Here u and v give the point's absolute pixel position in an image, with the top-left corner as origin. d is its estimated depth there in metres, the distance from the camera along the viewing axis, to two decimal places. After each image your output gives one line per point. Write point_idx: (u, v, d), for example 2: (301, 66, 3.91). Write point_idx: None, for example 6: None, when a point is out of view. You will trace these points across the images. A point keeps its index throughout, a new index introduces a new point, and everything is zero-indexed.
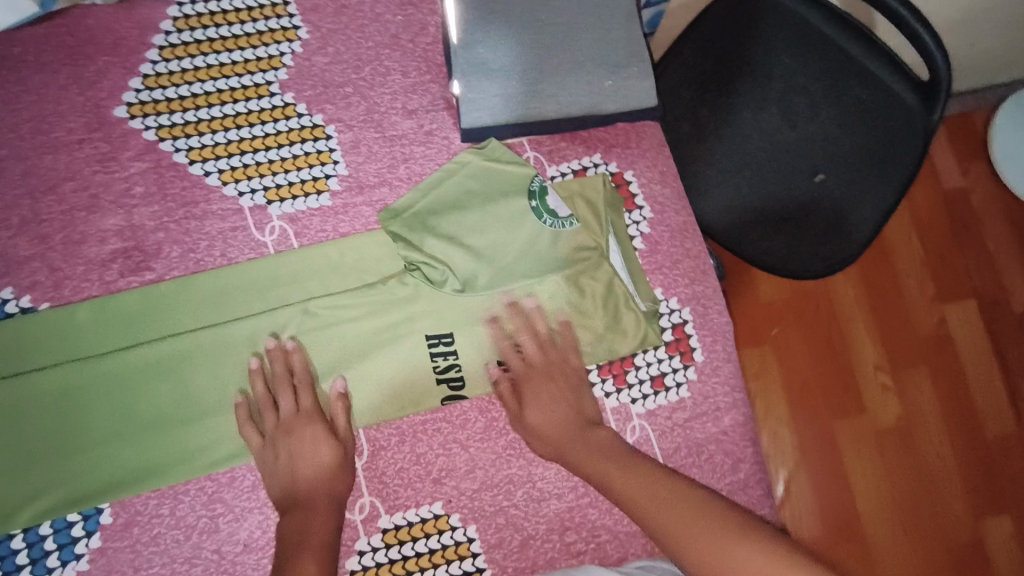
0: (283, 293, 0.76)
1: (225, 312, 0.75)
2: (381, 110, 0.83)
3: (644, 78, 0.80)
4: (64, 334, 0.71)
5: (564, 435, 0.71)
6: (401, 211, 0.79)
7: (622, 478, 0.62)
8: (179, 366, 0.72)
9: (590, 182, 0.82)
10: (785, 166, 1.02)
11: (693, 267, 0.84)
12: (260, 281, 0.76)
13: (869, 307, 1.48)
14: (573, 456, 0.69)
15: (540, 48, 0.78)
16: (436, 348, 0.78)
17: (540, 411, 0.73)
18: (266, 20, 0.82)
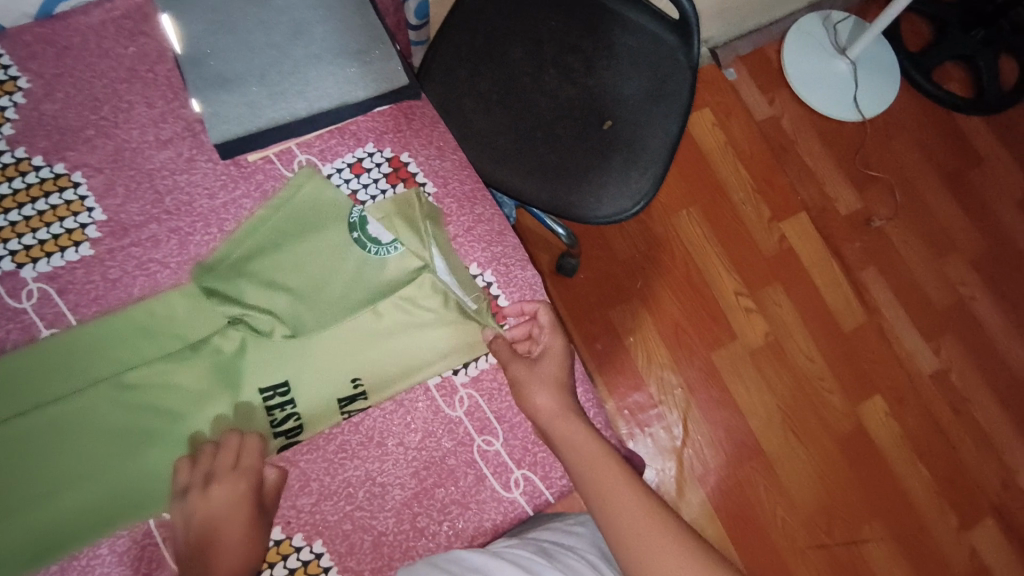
0: (82, 369, 0.69)
1: (5, 409, 0.67)
2: (132, 146, 0.79)
3: (390, 60, 0.81)
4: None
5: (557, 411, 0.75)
6: (213, 266, 0.76)
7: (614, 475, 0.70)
8: None
9: (403, 202, 0.82)
10: (577, 120, 1.09)
11: (489, 231, 0.85)
12: (54, 360, 0.69)
13: (719, 243, 1.87)
14: (561, 431, 0.74)
15: (271, 48, 0.77)
16: (271, 400, 0.73)
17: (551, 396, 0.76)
18: None
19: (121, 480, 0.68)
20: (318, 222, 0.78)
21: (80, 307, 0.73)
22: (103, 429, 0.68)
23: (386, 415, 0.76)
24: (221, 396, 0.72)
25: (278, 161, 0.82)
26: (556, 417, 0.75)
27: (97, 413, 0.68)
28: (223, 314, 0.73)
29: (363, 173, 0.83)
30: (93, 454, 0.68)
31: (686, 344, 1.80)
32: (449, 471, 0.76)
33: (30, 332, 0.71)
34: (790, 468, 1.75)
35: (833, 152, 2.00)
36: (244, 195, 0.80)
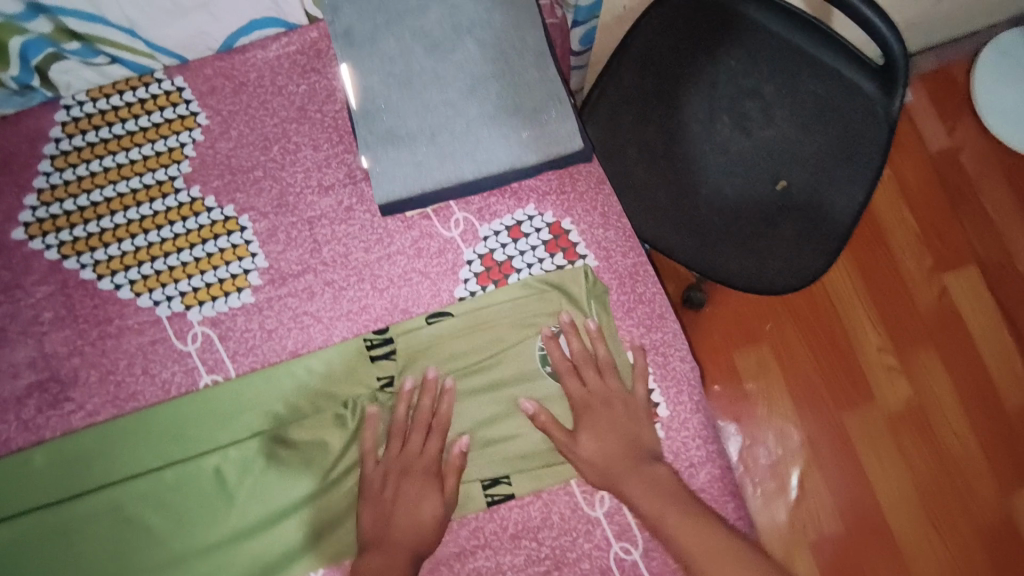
0: (247, 421, 0.72)
1: (180, 451, 0.71)
2: (295, 191, 0.78)
3: (568, 120, 0.73)
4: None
5: (622, 457, 0.71)
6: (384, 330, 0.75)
7: (685, 531, 0.66)
8: (145, 509, 0.70)
9: (569, 275, 0.76)
10: (748, 176, 0.98)
11: (648, 313, 0.77)
12: (222, 409, 0.72)
13: (866, 292, 1.53)
14: (628, 488, 0.69)
15: (446, 106, 0.72)
16: None
17: (596, 439, 0.71)
18: (162, 111, 0.78)
19: (271, 536, 0.70)
20: (489, 301, 0.75)
21: (238, 356, 0.74)
22: (261, 484, 0.71)
23: (523, 508, 0.72)
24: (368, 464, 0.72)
25: (434, 218, 0.78)
26: (614, 463, 0.71)
27: (256, 468, 0.71)
28: (375, 376, 0.74)
29: (521, 238, 0.78)
30: (249, 507, 0.71)
31: (813, 399, 1.49)
32: None
33: (192, 375, 0.74)
34: (925, 560, 1.41)
35: (1018, 193, 1.56)
36: (398, 252, 0.77)
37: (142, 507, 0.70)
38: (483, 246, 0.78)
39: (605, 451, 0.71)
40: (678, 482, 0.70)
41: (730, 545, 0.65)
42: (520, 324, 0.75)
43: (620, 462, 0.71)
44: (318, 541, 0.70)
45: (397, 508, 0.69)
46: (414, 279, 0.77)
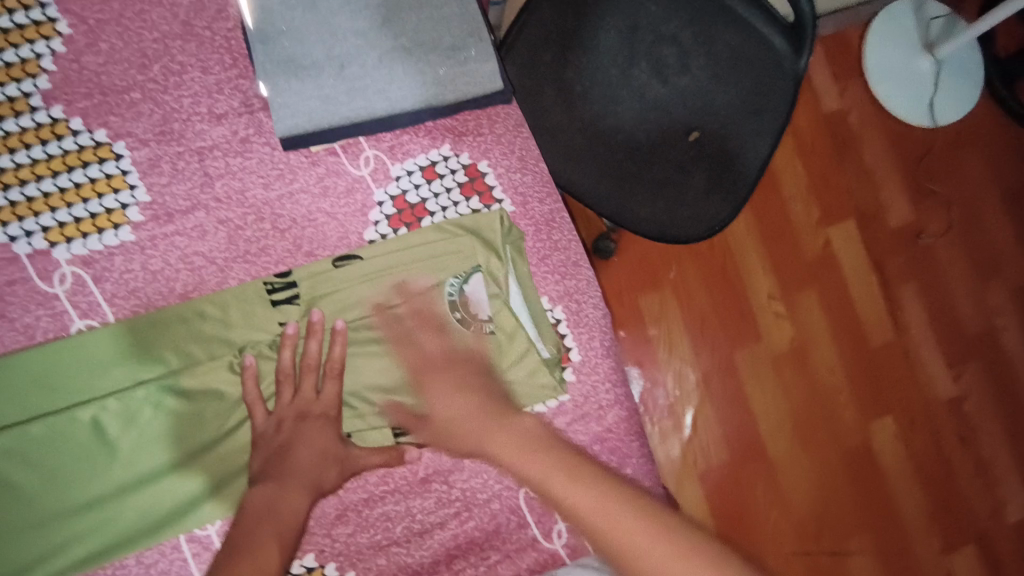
0: (129, 369, 0.66)
1: (50, 404, 0.65)
2: (182, 117, 0.70)
3: (487, 59, 0.69)
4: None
5: (476, 412, 0.67)
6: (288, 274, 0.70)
7: (532, 464, 0.61)
8: (11, 467, 0.63)
9: (485, 219, 0.73)
10: (662, 126, 0.99)
11: (563, 261, 0.77)
12: (98, 357, 0.65)
13: (761, 241, 1.63)
14: (488, 441, 0.65)
15: (355, 36, 0.66)
16: None
17: (449, 401, 0.68)
18: (11, 14, 0.67)
19: (161, 490, 0.66)
20: (402, 245, 0.72)
21: (117, 299, 0.67)
22: (148, 436, 0.66)
23: (435, 452, 0.72)
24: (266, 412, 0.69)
25: (342, 153, 0.73)
26: (470, 417, 0.67)
27: (143, 419, 0.66)
28: (278, 322, 0.70)
29: (435, 179, 0.75)
30: (136, 461, 0.66)
31: (709, 340, 1.59)
32: (491, 515, 0.73)
33: (62, 320, 0.66)
34: (793, 480, 1.58)
35: (896, 153, 1.70)
36: (302, 189, 0.72)
37: (9, 463, 0.63)
38: (396, 186, 0.74)
39: (469, 403, 0.68)
40: (542, 430, 0.66)
41: (601, 478, 0.58)
42: (432, 269, 0.73)
43: (477, 415, 0.67)
44: (213, 492, 0.66)
45: (292, 449, 0.65)
46: (319, 220, 0.72)
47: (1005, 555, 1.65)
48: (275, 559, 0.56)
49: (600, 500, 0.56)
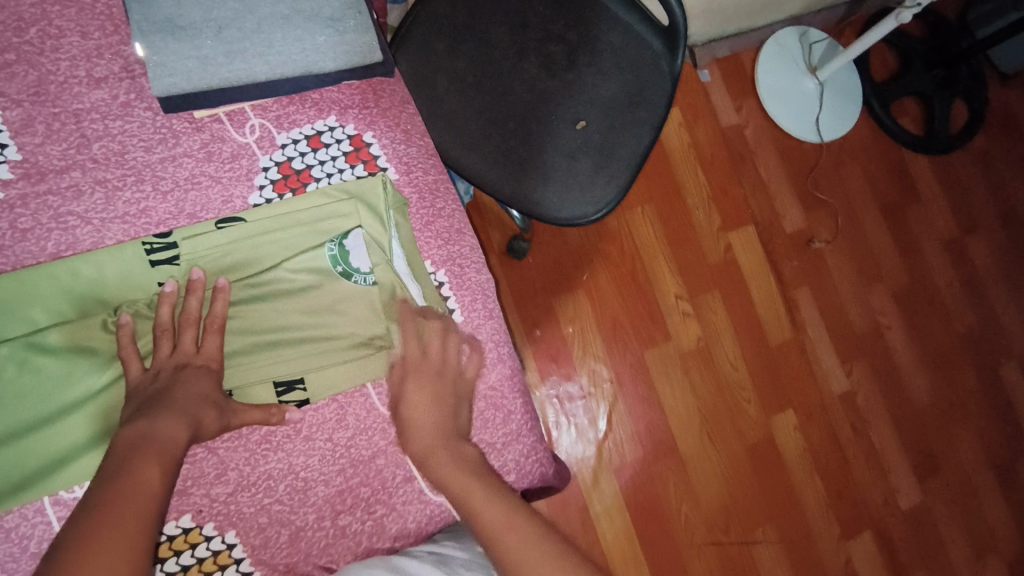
0: None
1: None
2: (59, 79, 0.70)
3: (362, 33, 0.78)
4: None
5: (433, 440, 0.71)
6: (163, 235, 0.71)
7: (483, 500, 0.66)
8: None
9: (368, 184, 0.77)
10: (550, 114, 1.06)
11: (447, 227, 0.82)
12: None
13: (667, 244, 1.70)
14: (436, 467, 0.70)
15: (234, 3, 0.73)
16: None
17: (414, 411, 0.72)
18: None
19: (24, 451, 0.64)
20: (284, 207, 0.74)
21: None
22: (11, 395, 0.65)
23: (317, 410, 0.74)
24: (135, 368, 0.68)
25: (227, 121, 0.75)
26: (431, 447, 0.71)
27: (5, 376, 0.64)
28: (156, 283, 0.70)
29: (321, 148, 0.78)
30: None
31: (620, 340, 1.63)
32: (376, 471, 0.75)
33: None
34: (703, 473, 1.63)
35: (787, 164, 1.82)
36: (185, 153, 0.73)
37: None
38: (281, 153, 0.76)
39: (437, 422, 0.72)
40: (482, 461, 0.71)
41: (547, 543, 0.62)
42: (315, 229, 0.75)
43: (442, 448, 0.71)
44: (78, 452, 0.65)
45: (168, 392, 0.63)
46: (202, 183, 0.73)
47: (897, 538, 1.75)
48: (155, 482, 0.55)
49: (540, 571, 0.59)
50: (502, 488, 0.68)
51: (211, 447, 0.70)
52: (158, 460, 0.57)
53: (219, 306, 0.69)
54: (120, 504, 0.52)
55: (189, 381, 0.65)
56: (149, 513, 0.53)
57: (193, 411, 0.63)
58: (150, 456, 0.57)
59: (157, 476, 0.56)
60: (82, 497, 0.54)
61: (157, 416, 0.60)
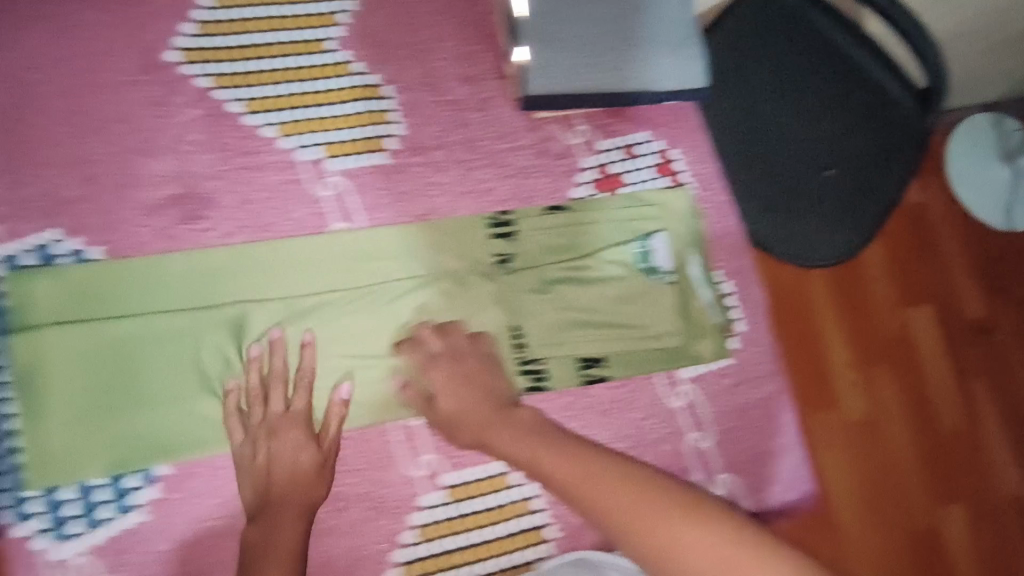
0: (382, 264, 0.78)
1: (315, 283, 0.76)
2: (439, 74, 0.84)
3: (696, 59, 0.82)
4: (105, 278, 0.71)
5: (524, 418, 0.72)
6: (504, 215, 0.82)
7: (570, 467, 0.64)
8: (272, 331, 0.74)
9: (676, 195, 0.86)
10: (796, 159, 1.04)
11: (734, 243, 0.88)
12: (357, 252, 0.78)
13: None
14: (494, 439, 0.71)
15: (598, 26, 0.80)
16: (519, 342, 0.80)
17: (454, 397, 0.74)
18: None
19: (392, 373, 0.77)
20: (604, 206, 0.84)
21: (371, 210, 0.79)
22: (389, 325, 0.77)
23: (613, 388, 0.82)
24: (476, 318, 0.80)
25: (561, 125, 0.86)
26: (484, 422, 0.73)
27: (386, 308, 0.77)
28: (490, 254, 0.81)
29: (634, 157, 0.87)
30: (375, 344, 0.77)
31: None
32: (660, 454, 0.81)
33: (322, 220, 0.78)
34: None
35: None
36: (525, 146, 0.84)
37: (252, 331, 0.74)
38: (604, 157, 0.86)
39: (542, 443, 0.68)
40: (541, 422, 0.72)
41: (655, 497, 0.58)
42: (624, 227, 0.84)
43: (496, 424, 0.72)
44: None
45: (272, 470, 0.70)
46: (539, 175, 0.84)
47: None
48: None
49: (642, 515, 0.57)
50: (653, 476, 0.61)
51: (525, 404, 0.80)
52: (284, 558, 0.65)
53: (433, 342, 0.76)
54: None
55: (280, 457, 0.70)
56: None
57: (301, 497, 0.69)
58: (279, 556, 0.65)
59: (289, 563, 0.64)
60: None
61: (275, 519, 0.67)
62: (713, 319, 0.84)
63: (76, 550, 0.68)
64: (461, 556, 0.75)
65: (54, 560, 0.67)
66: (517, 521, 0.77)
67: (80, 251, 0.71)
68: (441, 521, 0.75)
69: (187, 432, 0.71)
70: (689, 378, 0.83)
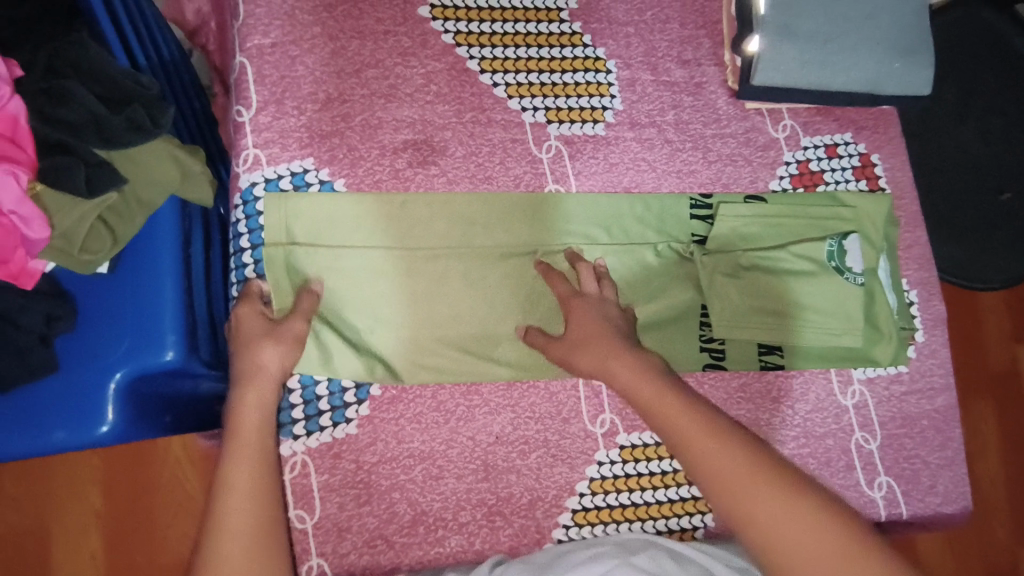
0: (588, 230, 0.82)
1: (527, 239, 0.81)
2: (658, 55, 0.87)
3: (927, 68, 0.82)
4: (350, 210, 0.77)
5: (643, 356, 0.69)
6: (704, 197, 0.85)
7: (681, 412, 0.63)
8: (485, 280, 0.79)
9: (876, 199, 0.86)
10: (977, 179, 1.09)
11: (922, 255, 0.88)
12: (566, 214, 0.82)
13: None
14: (612, 369, 0.69)
15: (841, 20, 0.80)
16: (704, 320, 0.83)
17: (580, 322, 0.73)
18: None
19: None
20: (802, 203, 0.86)
21: (581, 176, 0.83)
22: None
23: (787, 377, 0.83)
24: (666, 293, 0.82)
25: (767, 117, 0.88)
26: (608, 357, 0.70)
27: None
28: (690, 233, 0.84)
29: (836, 157, 0.88)
30: None
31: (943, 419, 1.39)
32: (825, 449, 0.82)
33: (540, 179, 0.82)
34: None
35: None
36: (731, 134, 0.87)
37: (483, 273, 0.79)
38: (802, 153, 0.88)
39: (657, 397, 0.65)
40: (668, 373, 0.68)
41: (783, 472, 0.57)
42: (820, 226, 0.86)
43: (615, 358, 0.69)
44: None
45: (234, 346, 0.69)
46: (739, 162, 0.87)
47: None
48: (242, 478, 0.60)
49: (750, 488, 0.56)
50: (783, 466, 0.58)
51: (702, 379, 0.81)
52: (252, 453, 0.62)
53: (560, 287, 0.77)
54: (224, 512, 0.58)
55: (240, 329, 0.69)
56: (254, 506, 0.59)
57: (247, 367, 0.67)
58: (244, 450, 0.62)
59: (250, 476, 0.60)
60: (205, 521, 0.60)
61: (241, 395, 0.66)
62: (898, 325, 0.84)
63: (295, 448, 0.72)
64: (620, 513, 0.77)
65: None
66: (679, 489, 0.79)
67: (324, 180, 0.77)
68: (608, 479, 0.78)
69: (418, 362, 0.77)
70: (862, 379, 0.84)
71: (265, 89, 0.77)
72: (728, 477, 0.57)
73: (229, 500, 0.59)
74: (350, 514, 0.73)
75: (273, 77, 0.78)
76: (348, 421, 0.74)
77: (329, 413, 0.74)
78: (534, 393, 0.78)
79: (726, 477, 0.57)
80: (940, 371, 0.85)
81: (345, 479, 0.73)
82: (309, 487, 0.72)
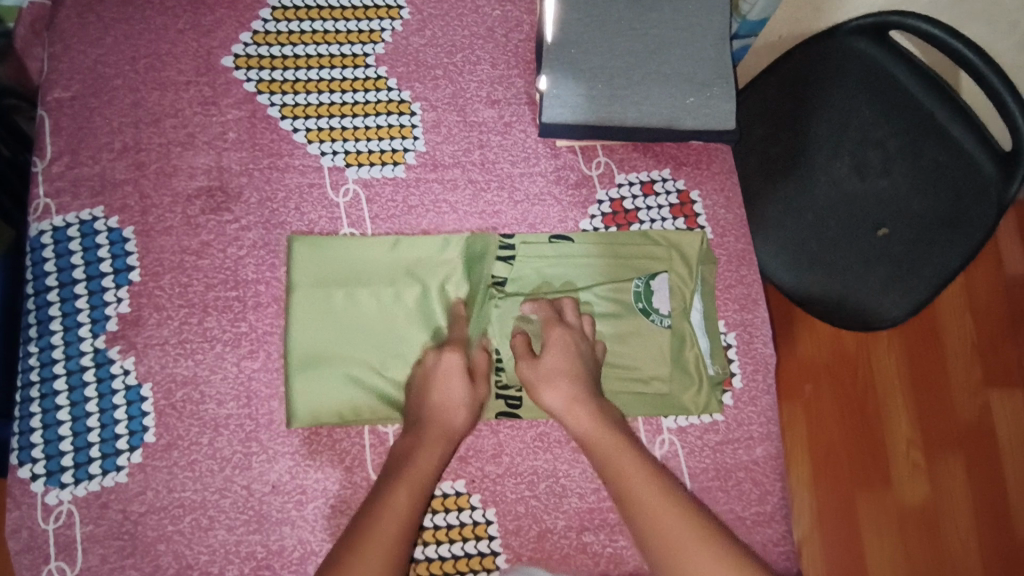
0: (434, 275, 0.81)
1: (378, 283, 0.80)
2: (467, 96, 0.86)
3: (727, 100, 0.79)
4: (426, 260, 0.81)
5: (604, 409, 0.71)
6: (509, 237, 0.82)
7: (636, 469, 0.65)
8: (374, 324, 0.79)
9: (689, 237, 0.82)
10: (848, 220, 0.98)
11: (744, 295, 0.83)
12: (359, 257, 0.80)
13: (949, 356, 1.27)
14: (573, 417, 0.71)
15: (631, 54, 0.79)
16: (500, 365, 0.80)
17: (557, 355, 0.74)
18: (368, 21, 0.87)
19: None
20: (618, 241, 0.82)
21: (378, 219, 0.82)
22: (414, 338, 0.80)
23: None
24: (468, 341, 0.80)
25: (580, 154, 0.85)
26: (570, 402, 0.71)
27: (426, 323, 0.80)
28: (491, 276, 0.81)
29: (652, 194, 0.85)
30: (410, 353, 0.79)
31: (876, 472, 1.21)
32: None
33: (335, 223, 0.82)
34: None
35: None
36: (540, 173, 0.85)
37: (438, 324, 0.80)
38: (616, 192, 0.85)
39: (603, 436, 0.69)
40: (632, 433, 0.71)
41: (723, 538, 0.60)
42: (629, 265, 0.82)
43: (581, 403, 0.71)
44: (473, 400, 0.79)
45: (429, 390, 0.74)
46: (548, 202, 0.84)
47: None
48: (401, 505, 0.65)
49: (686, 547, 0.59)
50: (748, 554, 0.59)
51: (495, 428, 0.79)
52: (420, 485, 0.68)
53: (544, 312, 0.78)
54: (371, 535, 0.62)
55: (434, 377, 0.75)
56: (399, 536, 0.63)
57: (445, 421, 0.73)
58: (414, 485, 0.67)
59: (408, 501, 0.66)
60: (339, 538, 0.64)
61: (421, 439, 0.71)
62: (709, 371, 0.79)
63: (62, 498, 0.73)
64: None
65: (42, 504, 0.73)
66: (463, 545, 0.75)
67: (113, 228, 0.79)
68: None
69: (332, 404, 0.77)
70: (673, 429, 0.79)
71: (61, 140, 0.80)
72: (665, 536, 0.60)
73: (387, 523, 0.64)
74: (112, 566, 0.73)
75: (71, 129, 0.81)
76: (118, 470, 0.74)
77: (99, 461, 0.74)
78: (313, 437, 0.77)
79: (663, 533, 0.60)
80: (761, 420, 0.80)
81: (110, 530, 0.73)
82: (72, 538, 0.73)
